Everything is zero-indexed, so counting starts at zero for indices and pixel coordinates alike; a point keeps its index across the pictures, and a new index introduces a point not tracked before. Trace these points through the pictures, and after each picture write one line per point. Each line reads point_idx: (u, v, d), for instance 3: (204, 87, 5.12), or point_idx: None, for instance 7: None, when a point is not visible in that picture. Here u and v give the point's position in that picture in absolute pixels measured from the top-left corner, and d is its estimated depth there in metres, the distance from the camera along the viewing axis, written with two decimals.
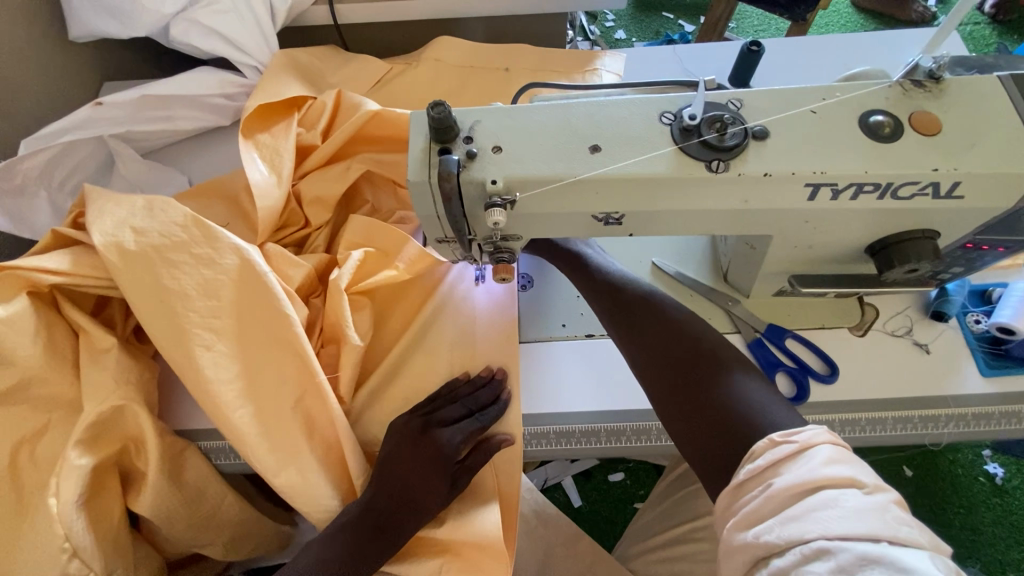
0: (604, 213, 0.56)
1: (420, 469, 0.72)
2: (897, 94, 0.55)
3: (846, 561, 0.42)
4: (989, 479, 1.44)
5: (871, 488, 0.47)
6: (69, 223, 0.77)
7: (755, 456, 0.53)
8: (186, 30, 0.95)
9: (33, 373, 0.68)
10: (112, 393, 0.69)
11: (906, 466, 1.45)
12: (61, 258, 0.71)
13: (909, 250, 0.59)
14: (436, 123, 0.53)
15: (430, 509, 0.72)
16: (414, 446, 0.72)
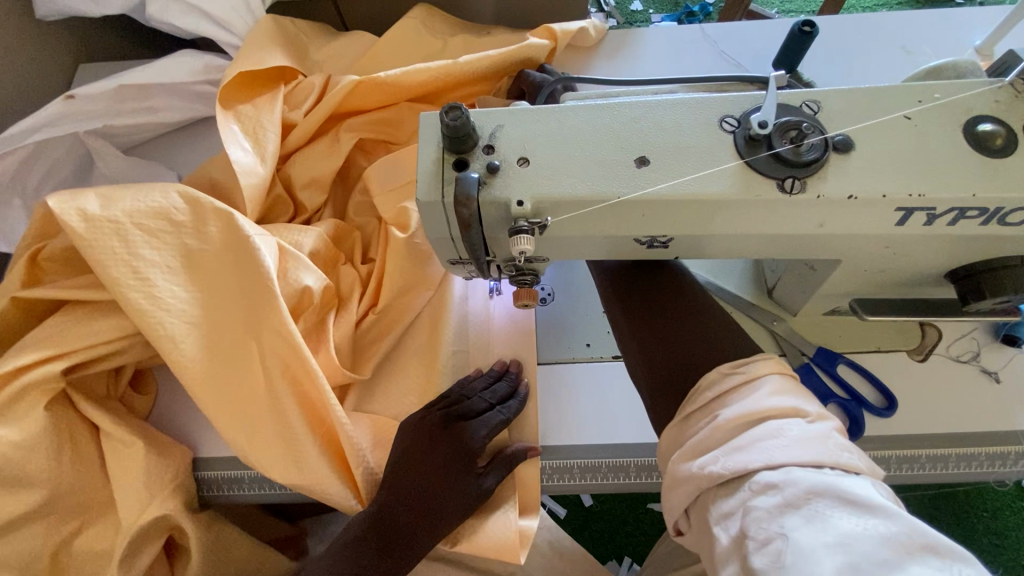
0: (649, 237, 0.48)
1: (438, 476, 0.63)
2: (1008, 96, 0.45)
3: (793, 494, 0.39)
4: (1018, 483, 1.38)
5: (814, 416, 0.45)
6: (29, 260, 0.68)
7: (703, 389, 0.51)
8: (164, 7, 0.85)
9: (61, 486, 0.64)
10: (150, 502, 0.65)
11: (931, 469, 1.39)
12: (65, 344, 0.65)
13: (1008, 279, 0.50)
14: (451, 132, 0.44)
15: (446, 524, 0.63)
16: (427, 446, 0.64)
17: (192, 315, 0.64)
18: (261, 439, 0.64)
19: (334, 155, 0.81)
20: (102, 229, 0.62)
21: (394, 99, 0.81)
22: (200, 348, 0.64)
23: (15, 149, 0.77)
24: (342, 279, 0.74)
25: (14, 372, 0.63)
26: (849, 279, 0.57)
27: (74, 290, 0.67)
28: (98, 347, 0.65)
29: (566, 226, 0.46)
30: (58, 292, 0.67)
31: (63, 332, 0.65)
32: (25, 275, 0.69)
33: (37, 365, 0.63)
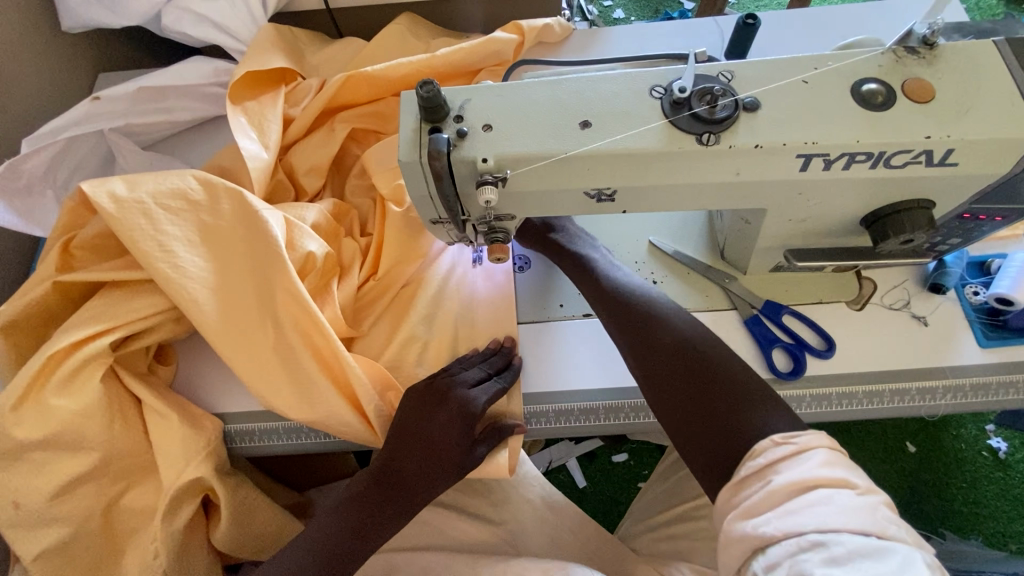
0: (596, 190, 0.56)
1: (437, 438, 0.73)
2: (890, 62, 0.54)
3: (839, 552, 0.45)
4: (993, 453, 1.44)
5: (862, 489, 0.50)
6: (59, 248, 0.75)
7: (756, 456, 0.55)
8: (178, 19, 0.95)
9: (110, 452, 0.72)
10: (190, 466, 0.73)
11: (909, 442, 1.45)
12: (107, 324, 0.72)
13: (905, 220, 0.59)
14: (425, 102, 0.52)
15: (440, 483, 0.75)
16: (426, 416, 0.73)
17: (214, 284, 0.74)
18: (277, 383, 0.74)
19: (331, 144, 0.90)
20: (128, 208, 0.71)
21: (382, 92, 0.90)
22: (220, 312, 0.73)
23: (48, 144, 0.86)
24: (346, 250, 0.83)
25: (65, 350, 0.70)
26: (779, 230, 0.65)
27: (114, 274, 0.74)
28: (137, 324, 0.73)
29: (525, 180, 0.55)
30: (98, 276, 0.74)
31: (105, 311, 0.73)
32: (59, 262, 0.76)
33: (85, 343, 0.71)
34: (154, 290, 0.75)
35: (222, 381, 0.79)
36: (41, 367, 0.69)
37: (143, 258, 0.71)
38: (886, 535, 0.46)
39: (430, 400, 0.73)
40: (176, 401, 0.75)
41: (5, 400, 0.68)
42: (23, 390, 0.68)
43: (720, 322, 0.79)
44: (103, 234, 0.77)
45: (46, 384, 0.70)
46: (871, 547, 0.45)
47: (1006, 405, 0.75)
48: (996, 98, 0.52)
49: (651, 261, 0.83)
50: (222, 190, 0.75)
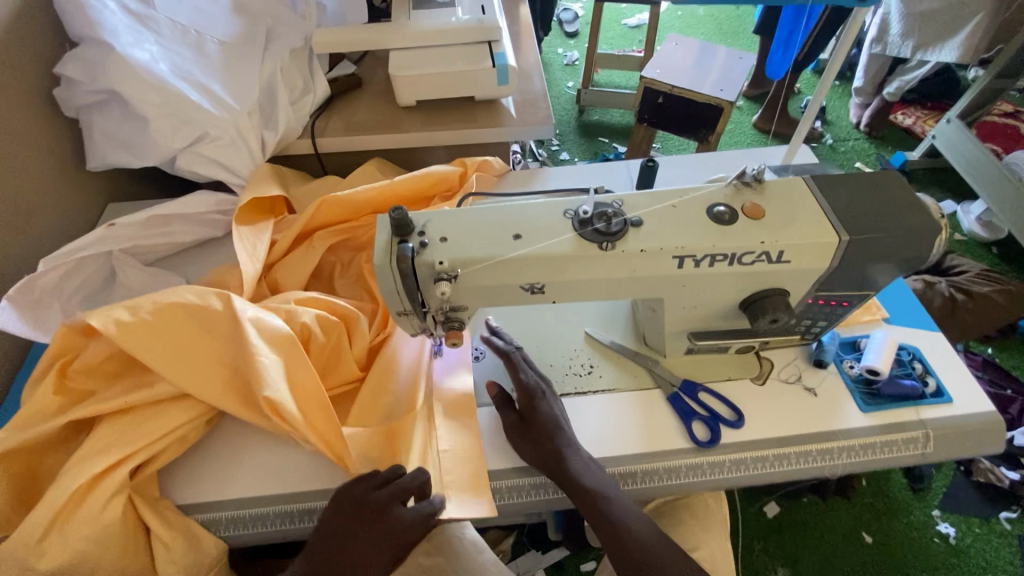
0: (528, 284, 0.72)
1: (361, 547, 0.75)
2: (732, 191, 0.75)
3: None
4: (944, 539, 1.51)
5: None
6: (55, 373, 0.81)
7: None
8: (190, 161, 1.13)
9: None
10: None
11: (864, 533, 1.51)
12: (122, 446, 0.77)
13: (767, 304, 0.77)
14: (395, 223, 0.69)
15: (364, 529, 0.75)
16: (348, 536, 0.75)
17: (210, 380, 0.83)
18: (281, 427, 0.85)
19: (312, 258, 1.05)
20: (136, 331, 0.81)
21: (351, 212, 1.10)
22: (233, 396, 0.85)
23: (61, 264, 0.97)
24: (339, 304, 0.95)
25: (82, 489, 0.74)
26: (679, 315, 0.82)
27: (116, 398, 0.80)
28: (156, 440, 0.79)
29: (472, 278, 0.71)
30: (103, 403, 0.79)
31: (122, 440, 0.78)
32: (54, 385, 0.81)
33: (104, 476, 0.76)
34: (169, 410, 0.82)
35: (213, 483, 0.83)
36: (60, 509, 0.72)
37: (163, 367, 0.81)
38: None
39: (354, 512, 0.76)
40: (183, 521, 0.79)
41: (25, 541, 0.71)
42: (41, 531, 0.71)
43: (648, 399, 0.92)
44: (111, 354, 0.84)
45: (64, 525, 0.73)
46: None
47: (895, 463, 0.88)
48: (807, 216, 0.73)
49: (587, 348, 0.97)
50: (214, 299, 0.86)
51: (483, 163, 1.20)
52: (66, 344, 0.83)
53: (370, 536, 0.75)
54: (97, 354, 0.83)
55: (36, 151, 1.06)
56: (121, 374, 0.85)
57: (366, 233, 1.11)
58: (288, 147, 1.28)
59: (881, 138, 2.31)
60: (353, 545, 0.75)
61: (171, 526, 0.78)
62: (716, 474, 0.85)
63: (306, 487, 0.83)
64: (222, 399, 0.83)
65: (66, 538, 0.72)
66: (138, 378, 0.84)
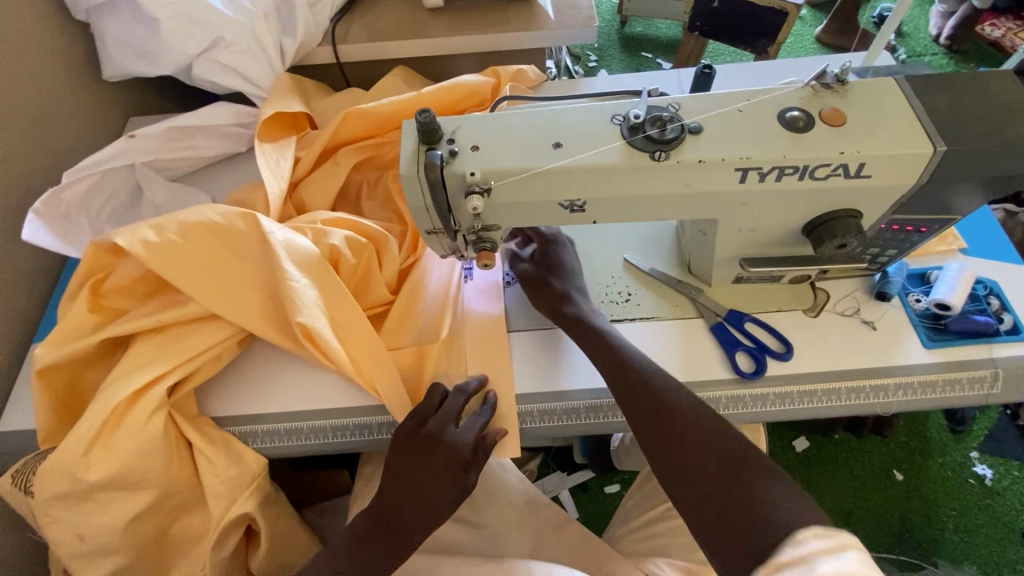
0: (568, 201, 0.66)
1: (428, 473, 0.77)
2: (809, 94, 0.65)
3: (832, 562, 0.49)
4: (979, 481, 1.47)
5: None
6: (89, 290, 0.80)
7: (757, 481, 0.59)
8: (207, 69, 1.06)
9: (165, 491, 0.78)
10: (236, 502, 0.80)
11: (895, 470, 1.49)
12: (158, 364, 0.77)
13: (836, 226, 0.68)
14: (423, 127, 0.62)
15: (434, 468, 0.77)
16: (417, 463, 0.78)
17: (243, 304, 0.82)
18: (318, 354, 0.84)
19: (337, 176, 1.00)
20: (162, 251, 0.79)
21: (376, 127, 1.03)
22: (268, 323, 0.83)
23: (85, 176, 0.96)
24: (368, 226, 0.91)
25: (125, 403, 0.75)
26: (732, 239, 0.75)
27: (150, 317, 0.79)
28: (192, 359, 0.79)
29: (506, 191, 0.65)
30: (136, 322, 0.79)
31: (160, 359, 0.78)
32: (89, 304, 0.80)
33: (144, 392, 0.76)
34: (203, 330, 0.81)
35: (249, 401, 0.84)
36: (105, 422, 0.74)
37: (192, 289, 0.79)
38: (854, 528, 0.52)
39: (415, 443, 0.79)
40: (222, 436, 0.80)
41: (75, 449, 0.73)
42: (90, 439, 0.73)
43: (689, 328, 0.87)
44: (143, 276, 0.82)
45: (109, 437, 0.74)
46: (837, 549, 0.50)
47: (955, 402, 0.82)
48: (897, 123, 0.62)
49: (625, 275, 0.92)
50: (240, 222, 0.84)
51: (518, 73, 1.10)
52: (96, 263, 0.82)
53: (437, 470, 0.78)
54: (129, 275, 0.81)
55: (49, 55, 1.00)
56: (153, 294, 0.84)
57: (393, 150, 1.04)
58: (308, 55, 1.19)
59: (962, 52, 2.04)
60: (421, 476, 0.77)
61: (211, 440, 0.79)
62: (756, 407, 0.81)
63: (339, 405, 0.83)
64: (255, 323, 0.82)
65: (113, 449, 0.74)
66: (169, 298, 0.82)
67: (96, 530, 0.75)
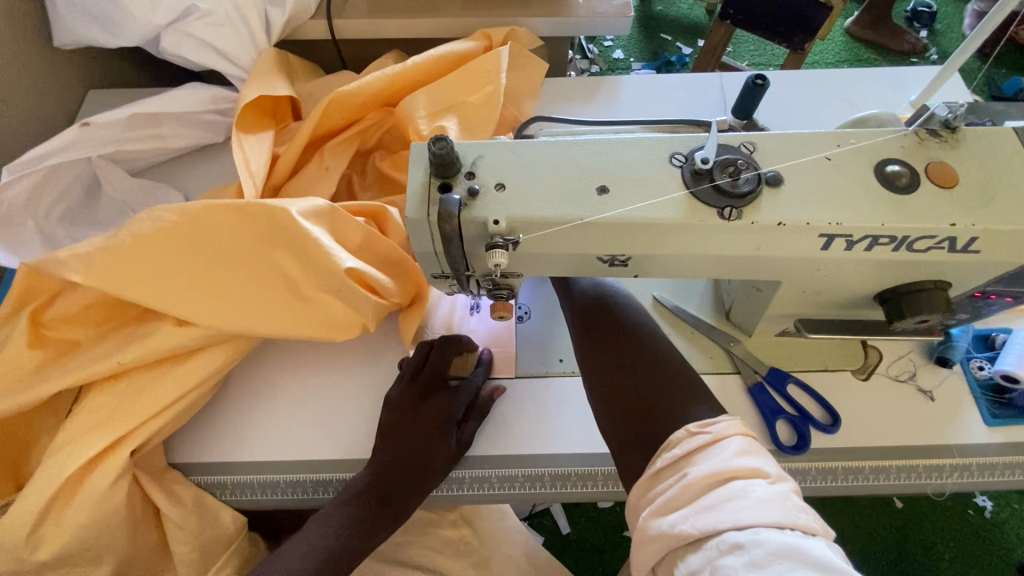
0: (609, 256, 0.54)
1: (422, 432, 0.72)
2: (912, 143, 0.53)
3: (759, 554, 0.41)
4: (980, 512, 1.42)
5: (773, 477, 0.47)
6: (27, 319, 0.68)
7: (672, 446, 0.53)
8: (178, 42, 0.90)
9: (126, 559, 0.67)
10: (209, 571, 0.71)
11: (897, 498, 1.42)
12: (118, 418, 0.65)
13: (922, 301, 0.57)
14: (437, 159, 0.50)
15: (430, 426, 0.73)
16: (412, 424, 0.72)
17: (243, 306, 0.67)
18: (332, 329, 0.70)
19: (326, 179, 0.86)
20: (119, 279, 0.64)
21: (359, 111, 0.87)
22: (269, 312, 0.68)
23: (30, 172, 0.81)
24: (360, 202, 0.77)
25: (82, 467, 0.64)
26: (791, 300, 0.64)
27: (108, 359, 0.66)
28: (161, 412, 0.67)
29: (536, 244, 0.53)
30: (89, 367, 0.66)
31: (121, 412, 0.66)
32: (29, 338, 0.68)
33: (104, 454, 0.64)
34: (172, 374, 0.68)
35: (222, 449, 0.72)
36: (58, 490, 0.62)
37: (171, 307, 0.65)
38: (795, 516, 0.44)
39: (409, 404, 0.73)
40: (194, 494, 0.70)
41: (20, 527, 0.61)
42: (44, 506, 0.62)
43: (724, 387, 0.76)
44: (97, 303, 0.69)
45: (63, 507, 0.63)
46: (768, 536, 0.42)
47: (1013, 486, 0.73)
48: (1019, 189, 0.51)
49: (654, 317, 0.80)
50: (203, 217, 0.66)
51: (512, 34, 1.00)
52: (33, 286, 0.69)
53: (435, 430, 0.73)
54: (78, 303, 0.69)
55: None
56: (109, 325, 0.71)
57: (381, 133, 0.90)
58: (298, 29, 1.03)
59: (999, 54, 1.91)
60: (416, 441, 0.71)
61: (180, 503, 0.68)
62: (796, 482, 0.72)
63: (326, 458, 0.72)
64: (256, 322, 0.67)
65: (65, 518, 0.62)
66: (131, 333, 0.69)
67: None
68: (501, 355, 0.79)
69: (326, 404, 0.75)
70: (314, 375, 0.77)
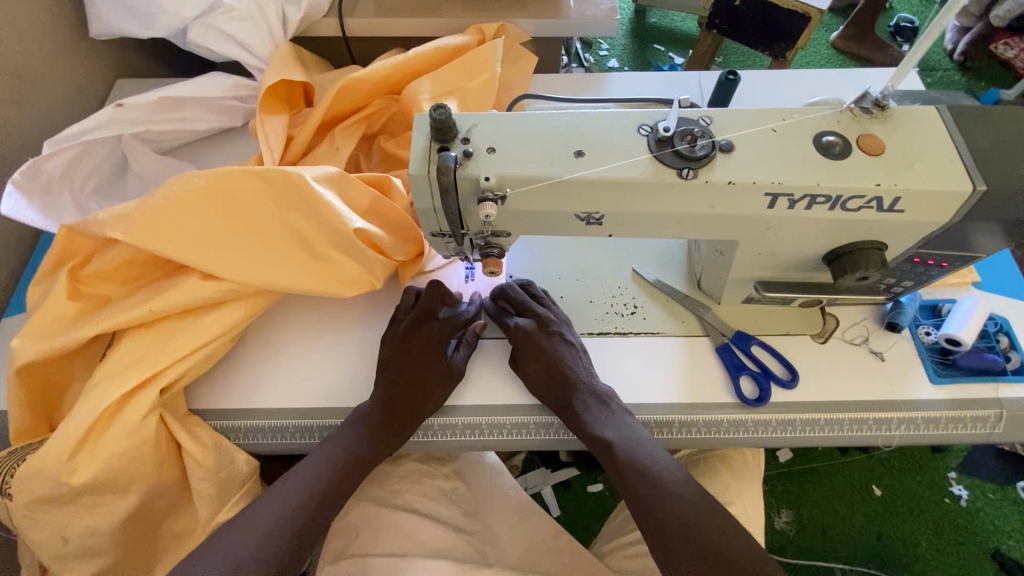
0: (585, 213, 0.62)
1: (418, 365, 0.80)
2: (847, 119, 0.61)
3: None
4: (956, 501, 1.47)
5: None
6: (67, 272, 0.75)
7: None
8: (203, 34, 0.99)
9: (150, 491, 0.74)
10: (224, 507, 0.78)
11: (875, 486, 1.48)
12: (147, 361, 0.73)
13: (860, 258, 0.65)
14: (437, 124, 0.58)
15: (426, 362, 0.81)
16: (409, 357, 0.81)
17: (267, 263, 0.76)
18: (342, 282, 0.79)
19: (336, 158, 0.94)
20: (152, 235, 0.72)
21: (365, 97, 0.96)
22: (287, 268, 0.76)
23: (67, 147, 0.89)
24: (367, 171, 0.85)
25: (116, 402, 0.71)
26: (749, 262, 0.72)
27: (139, 309, 0.74)
28: (187, 357, 0.74)
29: (522, 200, 0.61)
30: (122, 315, 0.74)
31: (151, 355, 0.73)
32: (68, 289, 0.75)
33: (135, 392, 0.72)
34: (197, 324, 0.76)
35: (238, 395, 0.79)
36: (93, 423, 0.70)
37: (201, 260, 0.73)
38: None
39: (404, 340, 0.81)
40: (212, 436, 0.76)
41: (61, 451, 0.68)
42: (78, 439, 0.69)
43: (693, 348, 0.84)
44: (128, 262, 0.77)
45: (99, 438, 0.70)
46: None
47: (958, 440, 0.80)
48: (938, 158, 0.59)
49: (632, 287, 0.88)
50: (228, 181, 0.73)
51: (503, 29, 1.08)
52: (70, 245, 0.76)
53: (430, 363, 0.81)
54: (111, 260, 0.76)
55: (31, 9, 0.93)
56: (139, 281, 0.79)
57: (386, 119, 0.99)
58: (312, 26, 1.13)
59: (976, 68, 2.01)
60: (414, 374, 0.80)
61: (200, 442, 0.75)
62: (759, 433, 0.79)
63: (333, 404, 0.80)
64: (274, 274, 0.76)
65: (100, 448, 0.70)
66: (161, 286, 0.76)
67: (69, 528, 0.71)
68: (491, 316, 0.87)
69: (333, 358, 0.83)
70: (321, 332, 0.84)
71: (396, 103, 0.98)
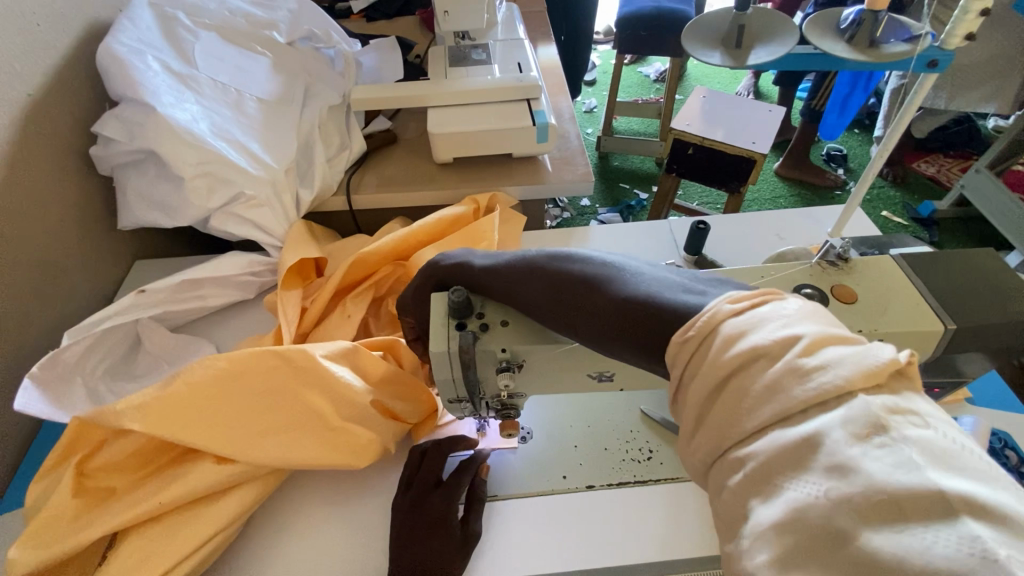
0: (597, 372, 0.66)
1: (428, 536, 0.75)
2: (817, 271, 0.69)
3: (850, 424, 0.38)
4: None
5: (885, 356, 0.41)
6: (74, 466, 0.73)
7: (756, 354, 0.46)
8: (224, 221, 1.09)
9: None
10: None
11: None
12: (154, 560, 0.69)
13: None
14: (456, 304, 0.64)
15: (439, 531, 0.76)
16: (416, 528, 0.76)
17: (280, 443, 0.76)
18: (353, 454, 0.78)
19: (348, 324, 0.99)
20: (167, 423, 0.72)
21: (374, 265, 1.04)
22: (298, 445, 0.76)
23: (86, 336, 0.91)
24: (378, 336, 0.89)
25: None
26: None
27: (146, 504, 0.71)
28: (194, 554, 0.71)
29: (537, 367, 0.65)
30: (128, 511, 0.71)
31: (156, 554, 0.70)
32: (73, 486, 0.73)
33: None
34: (206, 513, 0.73)
35: None
36: None
37: (215, 445, 0.73)
38: (908, 396, 0.40)
39: (407, 507, 0.78)
40: None
41: None
42: None
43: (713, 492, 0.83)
44: (140, 449, 0.76)
45: None
46: (864, 395, 0.39)
47: None
48: (905, 301, 0.66)
49: (644, 429, 0.89)
50: (247, 365, 0.76)
51: (494, 198, 1.21)
52: (81, 435, 0.75)
53: (443, 534, 0.76)
54: (122, 450, 0.75)
55: (65, 211, 1.02)
56: (149, 468, 0.77)
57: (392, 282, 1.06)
58: (322, 204, 1.26)
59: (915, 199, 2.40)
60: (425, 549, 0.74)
61: None
62: None
63: None
64: (286, 454, 0.75)
65: None
66: (168, 474, 0.74)
67: None
68: (505, 472, 0.85)
69: (344, 536, 0.79)
70: (331, 506, 0.81)
71: (402, 268, 1.06)
